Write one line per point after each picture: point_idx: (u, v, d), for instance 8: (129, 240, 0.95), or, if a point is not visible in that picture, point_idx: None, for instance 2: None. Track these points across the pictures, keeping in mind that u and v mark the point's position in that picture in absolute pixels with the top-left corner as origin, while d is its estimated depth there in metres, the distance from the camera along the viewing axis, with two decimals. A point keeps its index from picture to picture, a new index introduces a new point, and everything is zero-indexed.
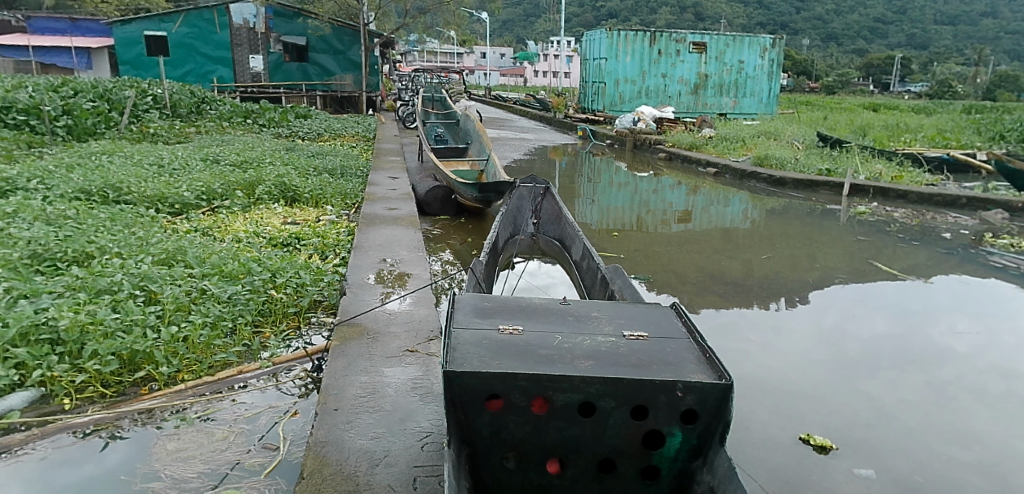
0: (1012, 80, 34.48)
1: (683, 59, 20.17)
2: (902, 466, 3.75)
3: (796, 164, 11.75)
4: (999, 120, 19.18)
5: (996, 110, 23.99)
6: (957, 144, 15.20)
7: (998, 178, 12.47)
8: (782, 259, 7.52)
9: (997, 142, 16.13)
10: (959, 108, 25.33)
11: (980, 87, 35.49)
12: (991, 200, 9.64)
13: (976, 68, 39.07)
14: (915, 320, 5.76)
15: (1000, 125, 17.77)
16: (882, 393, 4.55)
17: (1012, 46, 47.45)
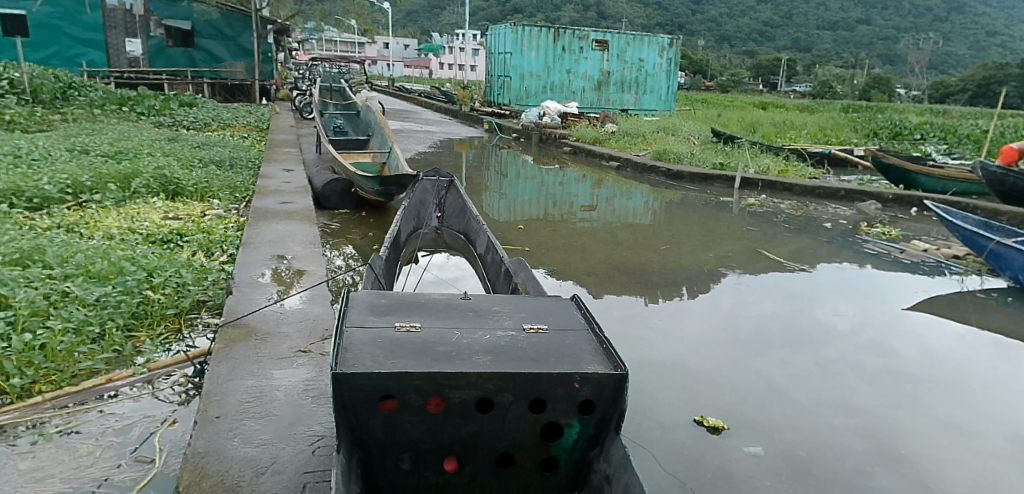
0: (883, 82, 37.60)
1: (586, 56, 20.59)
2: (788, 442, 3.89)
3: (692, 158, 12.26)
4: (869, 119, 20.96)
5: (870, 110, 26.14)
6: (836, 141, 16.40)
7: (870, 172, 13.59)
8: (680, 250, 7.75)
9: (869, 140, 17.54)
10: (839, 108, 27.37)
11: (857, 88, 38.47)
12: (865, 192, 10.40)
13: (850, 72, 42.57)
14: (801, 304, 6.08)
15: (872, 124, 19.34)
16: (772, 373, 4.73)
17: (880, 53, 52.12)
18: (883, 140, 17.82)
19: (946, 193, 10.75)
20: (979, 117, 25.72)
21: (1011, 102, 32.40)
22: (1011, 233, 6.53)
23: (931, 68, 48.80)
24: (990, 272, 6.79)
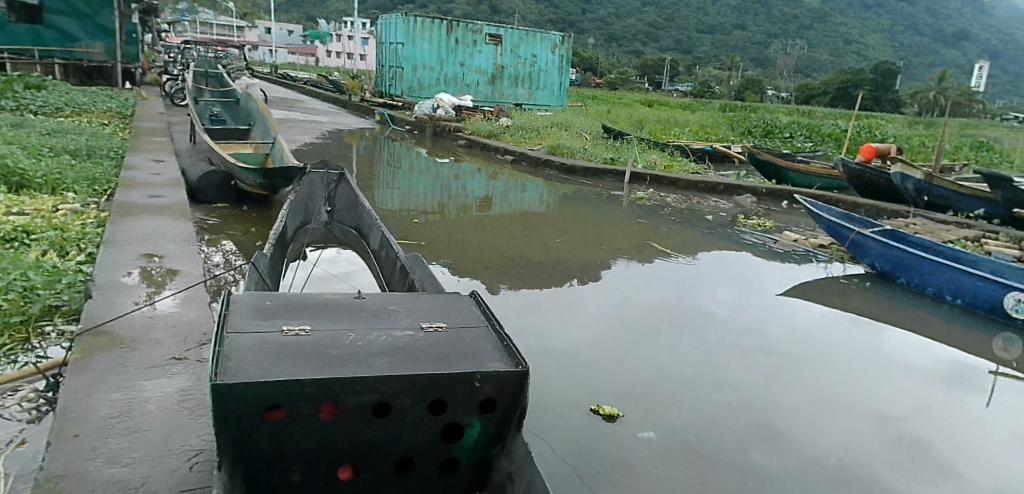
0: (756, 84, 40.50)
1: (479, 50, 20.53)
2: (677, 424, 4.01)
3: (584, 153, 12.57)
4: (744, 119, 22.53)
5: (745, 110, 28.12)
6: (716, 139, 17.50)
7: (746, 167, 14.60)
8: (574, 242, 7.88)
9: (745, 138, 18.86)
10: (718, 107, 29.20)
11: (733, 89, 41.17)
12: (741, 186, 11.13)
13: (727, 73, 45.66)
14: (686, 291, 6.37)
15: (747, 124, 20.80)
16: (660, 358, 4.89)
17: (752, 57, 56.33)
18: (756, 138, 19.21)
19: (814, 187, 11.70)
20: (836, 118, 28.45)
21: (862, 103, 36.10)
22: (866, 223, 7.23)
23: (795, 71, 53.36)
24: (849, 260, 7.48)
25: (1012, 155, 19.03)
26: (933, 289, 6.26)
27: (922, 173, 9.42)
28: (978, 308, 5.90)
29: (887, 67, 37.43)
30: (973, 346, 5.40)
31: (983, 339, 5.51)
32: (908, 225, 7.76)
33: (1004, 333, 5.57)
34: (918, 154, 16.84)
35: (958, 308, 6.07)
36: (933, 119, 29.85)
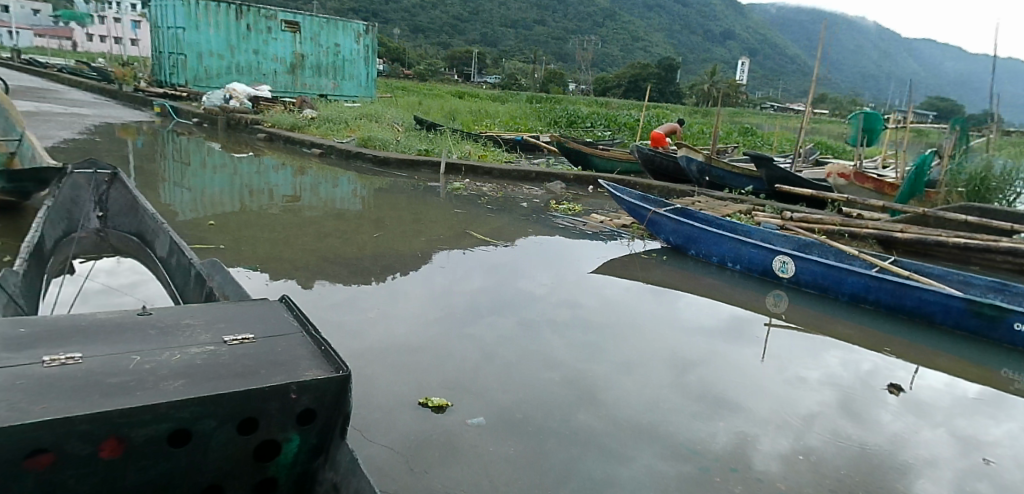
0: (558, 77, 43.01)
1: (276, 37, 19.18)
2: (505, 405, 4.03)
3: (397, 145, 12.31)
4: (550, 109, 23.80)
5: (550, 101, 29.72)
6: (525, 129, 18.25)
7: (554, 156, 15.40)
8: (392, 236, 7.64)
9: (551, 128, 19.95)
10: (525, 98, 30.51)
11: (537, 82, 43.26)
12: (551, 174, 11.66)
13: (531, 66, 47.94)
14: (506, 275, 6.50)
15: (553, 114, 21.99)
16: (487, 341, 4.91)
17: (553, 53, 59.75)
18: (561, 128, 20.36)
19: (614, 172, 12.79)
20: (629, 108, 31.21)
21: (650, 95, 40.11)
22: (660, 203, 7.96)
23: (592, 67, 57.65)
24: (648, 236, 8.21)
25: (768, 139, 22.38)
26: (717, 258, 7.08)
27: (703, 156, 10.54)
28: (752, 272, 6.80)
29: (668, 63, 41.96)
30: (750, 304, 6.21)
31: (758, 297, 6.37)
32: (695, 203, 8.72)
33: (773, 291, 6.49)
34: (696, 139, 19.07)
35: (738, 273, 6.95)
36: (706, 109, 34.06)
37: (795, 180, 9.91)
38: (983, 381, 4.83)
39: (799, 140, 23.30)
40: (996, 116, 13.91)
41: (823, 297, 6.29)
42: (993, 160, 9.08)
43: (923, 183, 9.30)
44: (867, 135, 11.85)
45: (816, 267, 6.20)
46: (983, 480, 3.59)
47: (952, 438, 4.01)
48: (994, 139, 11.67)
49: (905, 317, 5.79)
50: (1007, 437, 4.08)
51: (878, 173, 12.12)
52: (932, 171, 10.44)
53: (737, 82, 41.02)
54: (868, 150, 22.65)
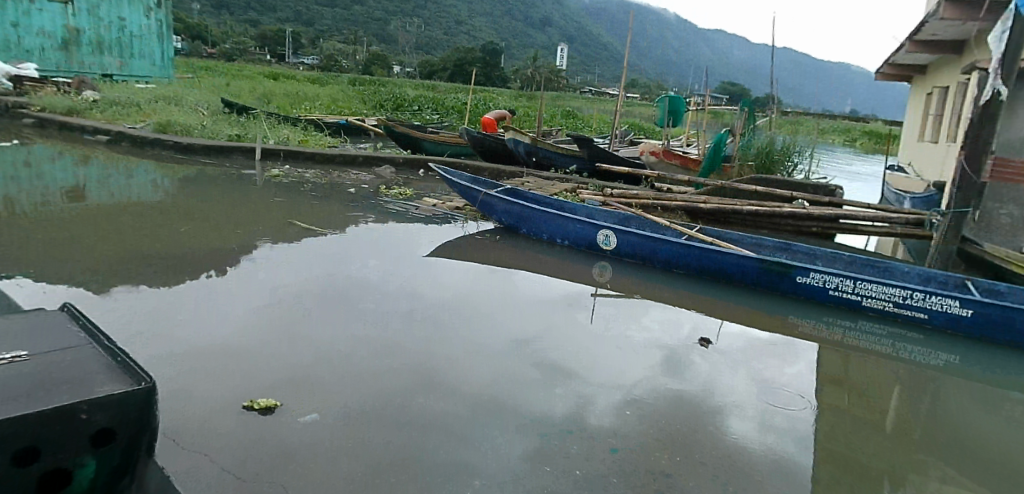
0: (380, 59, 42.03)
1: (41, 8, 16.36)
2: (342, 398, 3.80)
3: (203, 130, 11.18)
4: (375, 92, 23.18)
5: (373, 83, 28.97)
6: (349, 112, 17.66)
7: (381, 140, 15.03)
8: (202, 229, 6.88)
9: (377, 111, 19.44)
10: (347, 80, 29.43)
11: (358, 63, 41.89)
12: (378, 157, 11.12)
13: (353, 47, 46.11)
14: (338, 264, 6.17)
15: (377, 97, 21.47)
16: (319, 335, 4.61)
17: (374, 33, 58.00)
18: (387, 112, 19.86)
19: (444, 155, 12.76)
20: (456, 91, 31.34)
21: (475, 79, 40.62)
22: (490, 185, 8.07)
23: (416, 50, 56.98)
24: (481, 218, 8.29)
25: (587, 122, 23.77)
26: (547, 235, 7.35)
27: (528, 138, 10.80)
28: (579, 246, 7.16)
29: (491, 48, 42.79)
30: (579, 276, 6.52)
31: (586, 269, 6.72)
32: (524, 183, 8.96)
33: (598, 263, 6.89)
34: (522, 123, 19.73)
35: (566, 248, 7.27)
36: (530, 91, 35.30)
37: (613, 158, 10.62)
38: (773, 328, 5.55)
39: (614, 123, 25.10)
40: (772, 98, 16.05)
41: (642, 266, 6.81)
42: (772, 137, 10.44)
43: (720, 158, 10.44)
44: (672, 116, 13.02)
45: (634, 239, 6.68)
46: (779, 414, 4.10)
47: (754, 381, 4.54)
48: (772, 118, 13.43)
49: (710, 278, 6.46)
50: (795, 374, 4.71)
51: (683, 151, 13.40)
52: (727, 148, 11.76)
53: (556, 67, 43.03)
54: (672, 130, 25.01)
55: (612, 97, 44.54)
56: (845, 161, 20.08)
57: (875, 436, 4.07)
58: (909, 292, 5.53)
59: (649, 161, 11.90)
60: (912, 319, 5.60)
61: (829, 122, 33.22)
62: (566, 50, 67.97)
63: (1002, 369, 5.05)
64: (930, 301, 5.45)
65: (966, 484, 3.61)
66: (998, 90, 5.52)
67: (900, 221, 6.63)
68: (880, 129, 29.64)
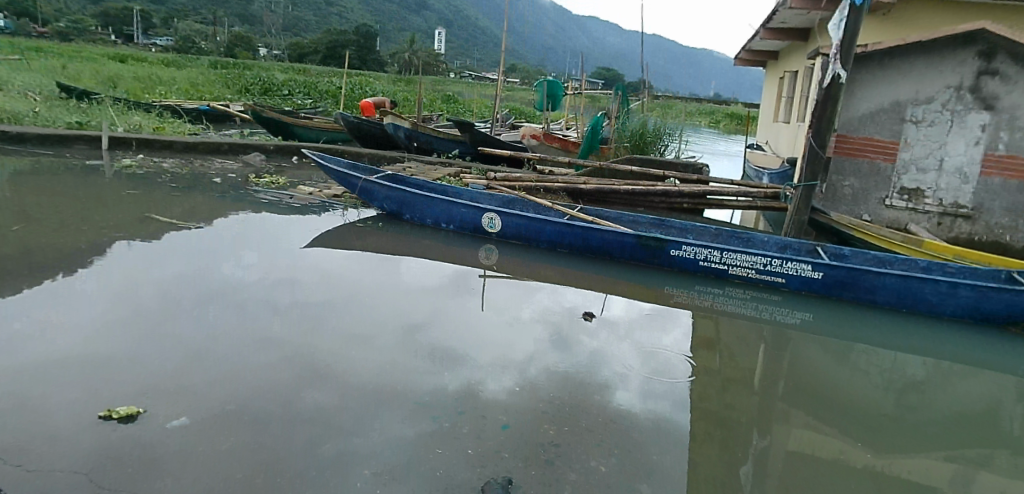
0: (245, 41, 39.52)
1: None
2: (217, 398, 3.53)
3: (36, 118, 10.02)
4: (240, 76, 21.79)
5: (237, 66, 27.21)
6: (211, 98, 16.51)
7: (250, 126, 14.19)
8: (40, 226, 6.12)
9: (243, 96, 18.32)
10: (207, 63, 27.43)
11: (220, 45, 39.13)
12: (247, 144, 10.47)
13: (213, 29, 42.91)
14: (207, 258, 5.72)
15: (243, 81, 20.19)
16: (190, 334, 4.25)
17: (237, 13, 54.22)
18: (256, 97, 18.70)
19: (320, 141, 12.27)
20: (331, 76, 30.11)
21: (350, 63, 39.27)
22: (370, 171, 7.81)
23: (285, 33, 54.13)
24: (362, 205, 8.05)
25: (468, 106, 23.73)
26: (431, 220, 7.25)
27: (409, 122, 10.66)
28: (465, 230, 7.13)
29: (365, 30, 41.55)
30: (465, 260, 6.49)
31: (472, 253, 6.70)
32: (405, 169, 8.77)
33: (484, 246, 6.90)
34: (401, 107, 19.38)
35: (451, 232, 7.22)
36: (410, 76, 34.66)
37: (495, 142, 10.68)
38: (652, 299, 5.83)
39: (494, 106, 25.30)
40: (643, 82, 16.85)
41: (528, 247, 6.91)
42: (645, 119, 10.98)
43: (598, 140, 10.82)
44: (551, 100, 13.30)
45: (518, 220, 6.75)
46: (660, 379, 4.31)
47: (636, 350, 4.74)
48: (644, 101, 14.09)
49: (592, 256, 6.68)
50: (673, 341, 4.97)
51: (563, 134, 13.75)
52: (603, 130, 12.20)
53: (435, 51, 42.59)
54: (552, 113, 25.62)
55: (491, 82, 44.81)
56: (710, 141, 21.54)
57: (745, 393, 4.39)
58: (769, 259, 6.01)
59: (531, 144, 12.10)
60: (772, 284, 6.10)
61: (694, 106, 35.50)
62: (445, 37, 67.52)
63: (847, 324, 5.64)
64: (787, 266, 5.96)
65: (820, 426, 4.09)
66: (838, 74, 6.11)
67: (759, 195, 7.20)
68: (738, 112, 32.10)
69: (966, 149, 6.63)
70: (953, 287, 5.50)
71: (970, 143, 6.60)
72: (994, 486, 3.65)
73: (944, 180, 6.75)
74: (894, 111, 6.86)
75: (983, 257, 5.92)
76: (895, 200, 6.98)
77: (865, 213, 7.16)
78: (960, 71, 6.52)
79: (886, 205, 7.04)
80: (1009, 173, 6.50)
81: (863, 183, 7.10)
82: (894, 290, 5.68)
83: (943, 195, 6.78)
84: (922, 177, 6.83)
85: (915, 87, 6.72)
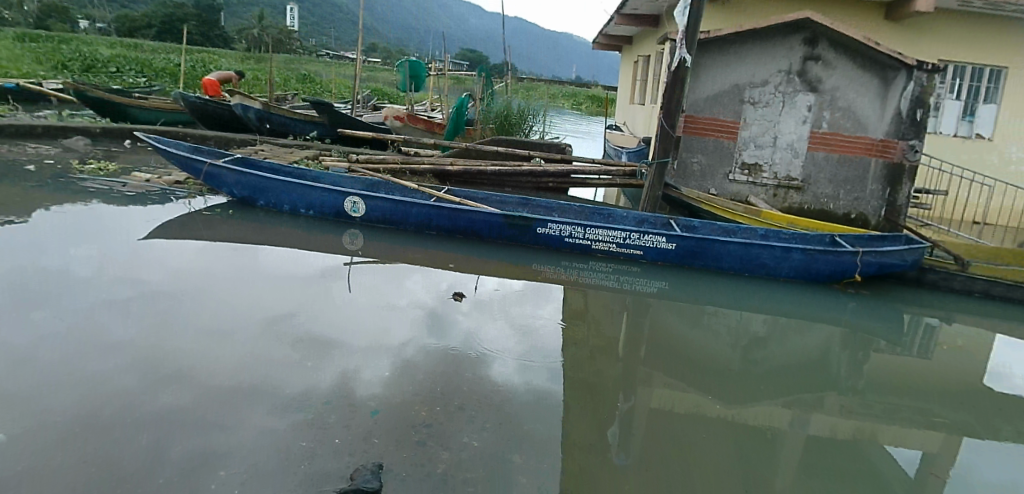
0: (61, 12, 34.96)
1: None
2: (44, 410, 3.11)
3: None
4: (54, 49, 19.24)
5: (49, 38, 23.98)
6: (18, 74, 14.50)
7: (71, 107, 12.64)
8: None
9: (60, 73, 16.29)
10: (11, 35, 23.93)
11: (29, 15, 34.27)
12: (68, 127, 9.33)
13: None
14: (24, 256, 5.00)
15: (57, 56, 17.87)
16: (8, 341, 3.71)
17: None
18: (76, 75, 16.59)
19: (158, 123, 11.32)
20: (169, 52, 27.43)
21: (191, 39, 36.03)
22: (217, 155, 7.22)
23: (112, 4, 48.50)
24: (210, 192, 7.45)
25: (326, 86, 22.69)
26: (288, 206, 6.87)
27: (260, 103, 10.08)
28: (326, 215, 6.84)
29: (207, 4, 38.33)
30: (327, 246, 6.22)
31: (335, 239, 6.43)
32: (258, 152, 8.22)
33: (348, 231, 6.66)
34: (252, 87, 18.17)
35: (312, 218, 6.89)
36: (260, 53, 32.46)
37: (356, 125, 10.37)
38: (520, 277, 5.92)
39: (354, 87, 24.48)
40: (507, 65, 17.05)
41: (394, 230, 6.76)
42: (509, 101, 11.12)
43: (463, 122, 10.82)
44: (414, 81, 13.07)
45: (383, 203, 6.59)
46: (534, 353, 4.39)
47: (510, 327, 4.79)
48: (508, 82, 14.25)
49: (461, 237, 6.68)
50: (544, 316, 5.09)
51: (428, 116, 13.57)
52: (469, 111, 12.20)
53: (289, 29, 40.29)
54: (415, 95, 25.19)
55: (351, 62, 43.23)
56: (570, 122, 22.32)
57: (611, 360, 4.60)
58: (628, 233, 6.33)
59: (394, 126, 11.81)
60: (631, 256, 6.44)
61: (557, 87, 36.55)
62: (301, 15, 64.02)
63: (699, 289, 6.10)
64: (644, 239, 6.31)
65: (682, 388, 4.35)
66: (684, 58, 6.55)
67: (618, 173, 7.56)
68: (598, 94, 33.53)
69: (795, 127, 7.42)
70: (787, 251, 6.14)
71: (799, 122, 7.40)
72: (824, 425, 4.14)
73: (779, 155, 7.48)
74: (734, 93, 7.41)
75: (811, 223, 6.62)
76: (738, 176, 7.56)
77: (712, 188, 7.64)
78: (789, 57, 7.28)
79: (731, 180, 7.59)
80: (831, 147, 7.38)
81: (709, 159, 7.57)
82: (738, 256, 6.23)
83: (778, 169, 7.51)
84: (760, 153, 7.50)
85: (752, 71, 7.34)
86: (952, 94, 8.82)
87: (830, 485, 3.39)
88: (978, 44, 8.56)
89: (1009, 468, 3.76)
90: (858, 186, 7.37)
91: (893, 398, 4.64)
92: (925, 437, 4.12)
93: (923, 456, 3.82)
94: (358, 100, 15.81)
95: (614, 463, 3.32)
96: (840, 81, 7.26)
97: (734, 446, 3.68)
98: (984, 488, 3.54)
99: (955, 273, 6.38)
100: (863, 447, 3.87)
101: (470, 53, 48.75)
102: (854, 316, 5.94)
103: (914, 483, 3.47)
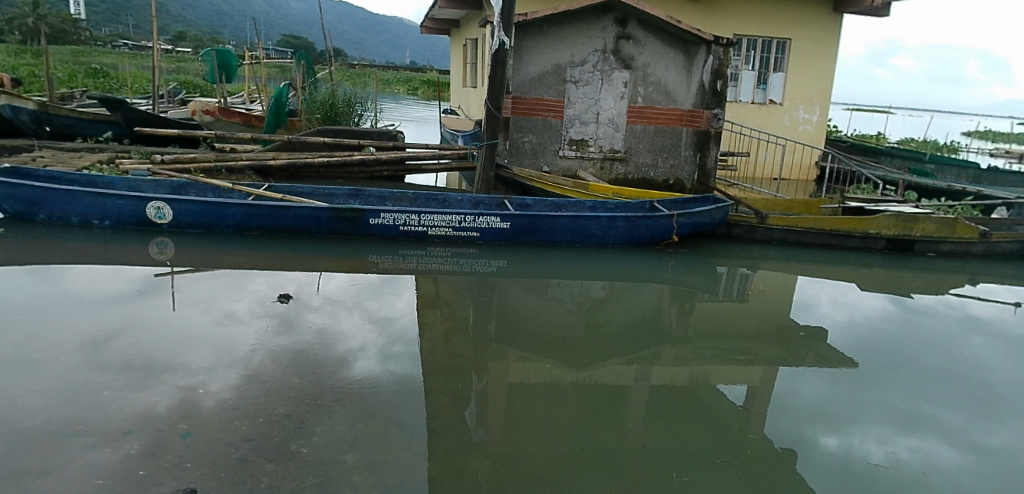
0: None
1: None
2: None
3: None
4: None
5: None
6: None
7: None
8: None
9: None
10: None
11: None
12: None
13: None
14: None
15: None
16: None
17: None
18: None
19: None
20: None
21: None
22: None
23: None
24: None
25: (123, 81, 20.32)
26: (77, 218, 6.15)
27: (34, 103, 9.16)
28: (127, 224, 6.21)
29: None
30: (130, 258, 5.64)
31: (140, 250, 5.86)
32: (36, 159, 7.23)
33: (155, 240, 6.09)
34: (30, 84, 15.99)
35: (109, 229, 6.23)
36: (41, 46, 28.57)
37: (157, 121, 9.55)
38: (355, 270, 5.78)
39: (159, 80, 22.36)
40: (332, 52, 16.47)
41: (209, 235, 6.29)
42: (335, 89, 10.74)
43: (286, 113, 10.32)
44: (225, 71, 12.18)
45: (193, 206, 6.11)
46: (392, 343, 4.32)
47: (363, 319, 4.67)
48: (333, 70, 13.71)
49: (288, 235, 6.38)
50: (384, 305, 5.00)
51: (246, 109, 12.76)
52: (293, 103, 11.62)
53: (73, 17, 35.76)
54: (231, 86, 23.55)
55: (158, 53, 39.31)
56: (404, 108, 22.07)
57: (458, 341, 4.64)
58: (462, 216, 6.41)
59: (207, 121, 10.95)
60: (469, 238, 6.53)
61: (392, 73, 36.02)
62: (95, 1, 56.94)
63: (536, 264, 6.32)
64: (478, 221, 6.42)
65: (534, 358, 4.50)
66: (503, 41, 6.70)
67: (452, 156, 7.63)
68: (433, 78, 33.41)
69: (614, 103, 7.89)
70: (612, 220, 6.55)
71: (617, 98, 7.88)
72: (662, 374, 4.47)
73: (602, 130, 7.91)
74: (556, 74, 7.71)
75: (633, 192, 7.11)
76: (566, 152, 7.90)
77: (544, 165, 7.93)
78: (603, 37, 7.71)
79: (561, 156, 7.92)
80: (646, 120, 7.95)
81: (539, 138, 7.82)
82: (568, 229, 6.54)
83: (603, 143, 7.95)
84: (584, 130, 7.88)
85: (571, 51, 7.68)
86: (748, 65, 9.87)
87: (669, 432, 3.66)
88: (765, 20, 9.61)
89: (816, 386, 4.31)
90: (673, 153, 8.04)
91: (717, 342, 5.12)
92: (746, 372, 4.58)
93: (747, 388, 4.25)
94: (163, 96, 14.45)
95: (469, 442, 3.35)
96: (650, 58, 7.83)
97: (582, 408, 3.86)
98: (801, 405, 4.03)
99: (756, 225, 7.15)
100: (696, 390, 4.25)
101: (295, 39, 46.31)
102: (675, 274, 6.50)
103: (741, 412, 3.85)
